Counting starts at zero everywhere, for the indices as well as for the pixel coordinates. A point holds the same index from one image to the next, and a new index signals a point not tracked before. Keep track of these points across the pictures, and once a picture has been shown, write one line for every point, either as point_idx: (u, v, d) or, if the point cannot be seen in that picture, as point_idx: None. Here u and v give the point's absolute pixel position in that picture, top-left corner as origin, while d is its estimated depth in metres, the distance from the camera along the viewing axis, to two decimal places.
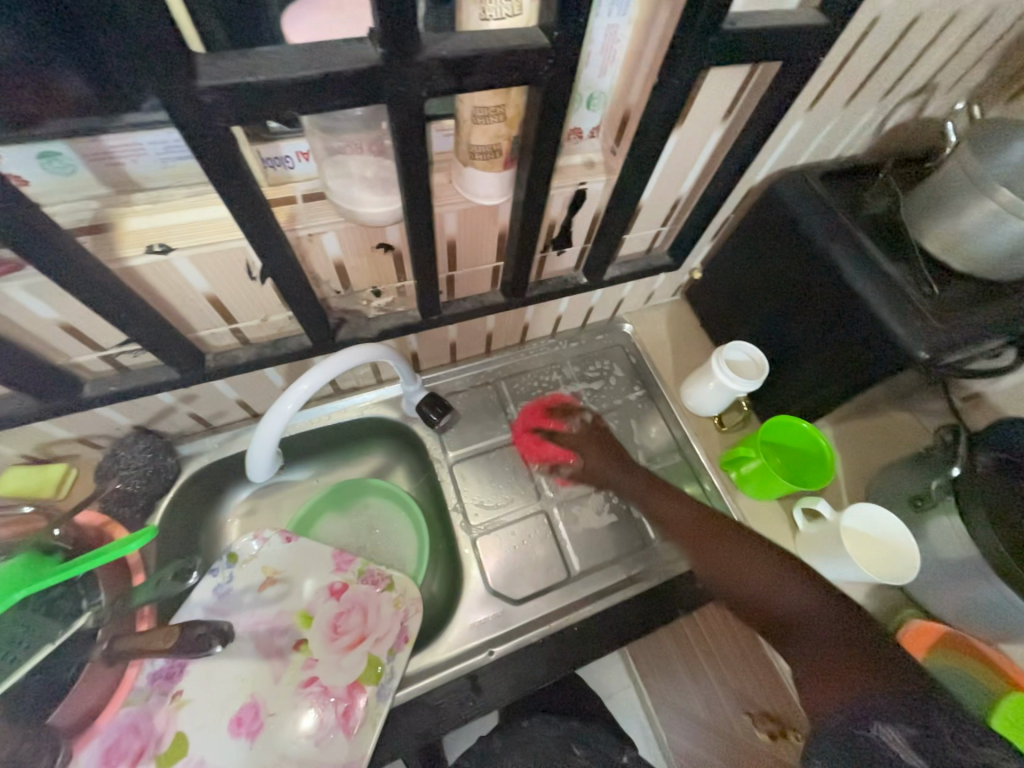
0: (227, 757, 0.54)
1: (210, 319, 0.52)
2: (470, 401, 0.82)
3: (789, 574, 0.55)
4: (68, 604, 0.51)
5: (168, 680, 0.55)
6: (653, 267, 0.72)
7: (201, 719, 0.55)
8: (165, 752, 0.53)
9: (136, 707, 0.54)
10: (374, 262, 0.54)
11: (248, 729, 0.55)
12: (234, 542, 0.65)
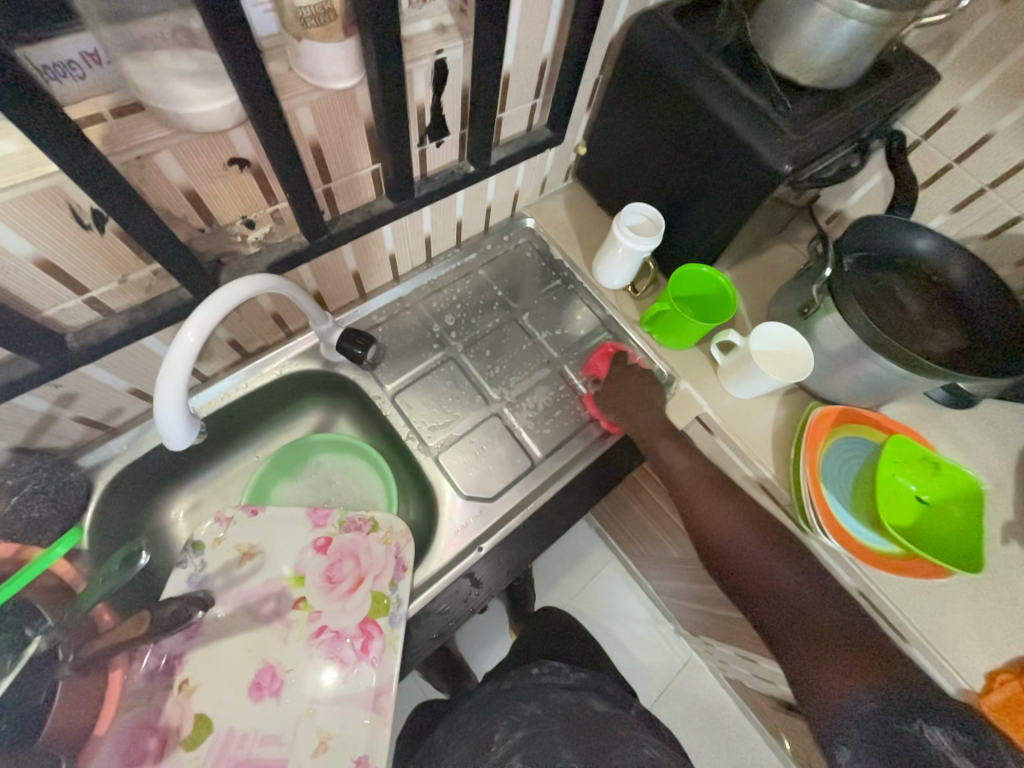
0: (256, 719, 0.53)
1: (53, 292, 0.44)
2: (392, 332, 0.79)
3: (793, 562, 0.59)
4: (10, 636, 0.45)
5: (168, 674, 0.54)
6: (537, 145, 0.71)
7: (217, 695, 0.54)
8: (189, 735, 0.52)
9: (141, 708, 0.52)
10: (232, 186, 0.47)
11: (270, 689, 0.55)
12: (195, 531, 0.61)
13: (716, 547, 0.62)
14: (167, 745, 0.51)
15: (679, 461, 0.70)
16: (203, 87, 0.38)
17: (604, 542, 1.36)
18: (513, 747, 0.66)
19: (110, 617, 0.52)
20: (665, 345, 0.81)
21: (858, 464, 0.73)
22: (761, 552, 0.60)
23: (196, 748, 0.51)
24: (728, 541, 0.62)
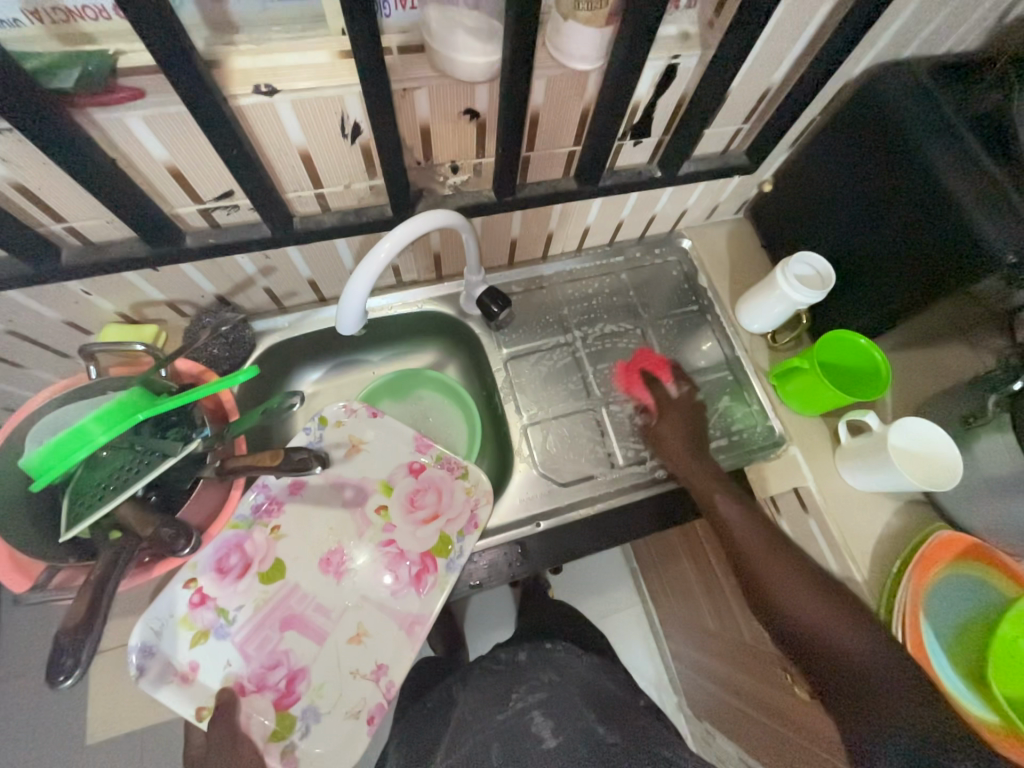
0: (317, 586, 0.61)
1: (300, 180, 0.54)
2: (524, 303, 0.83)
3: (836, 614, 0.56)
4: (183, 428, 0.56)
5: (267, 514, 0.63)
6: (727, 168, 0.71)
7: (296, 551, 0.62)
8: (266, 570, 0.60)
9: (241, 531, 0.61)
10: (458, 131, 0.54)
11: (335, 568, 0.62)
12: (324, 408, 0.70)
13: (776, 589, 0.59)
14: (249, 568, 0.60)
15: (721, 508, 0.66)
16: (475, 43, 0.44)
17: (636, 584, 1.32)
18: (534, 702, 0.69)
19: (244, 448, 0.59)
20: (788, 405, 0.77)
21: (971, 604, 0.63)
22: (792, 581, 0.59)
23: (269, 585, 0.60)
24: (783, 600, 0.58)
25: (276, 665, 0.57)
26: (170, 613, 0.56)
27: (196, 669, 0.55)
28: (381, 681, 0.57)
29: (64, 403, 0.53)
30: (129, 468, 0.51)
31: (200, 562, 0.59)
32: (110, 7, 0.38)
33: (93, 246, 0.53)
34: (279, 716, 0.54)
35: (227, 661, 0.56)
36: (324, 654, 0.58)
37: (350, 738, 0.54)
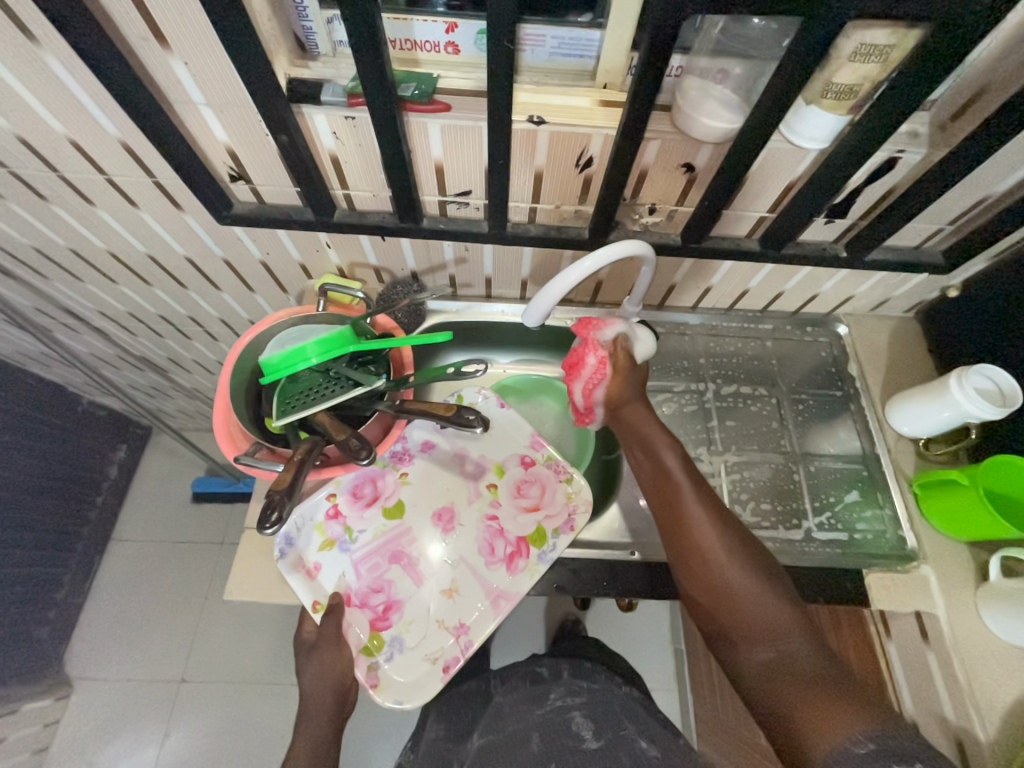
0: (426, 535, 0.67)
1: (525, 193, 0.64)
2: (664, 344, 0.86)
3: (765, 589, 0.55)
4: (373, 366, 0.67)
5: (399, 460, 0.71)
6: (917, 264, 0.70)
7: (416, 498, 0.69)
8: (389, 506, 0.68)
9: (377, 468, 0.69)
10: (670, 179, 0.60)
11: (443, 524, 0.68)
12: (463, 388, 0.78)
13: (702, 549, 0.58)
14: (376, 500, 0.68)
15: (647, 460, 0.66)
16: (722, 111, 0.51)
17: (676, 666, 1.26)
18: (572, 704, 0.72)
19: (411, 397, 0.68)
20: (929, 520, 0.71)
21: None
22: (744, 576, 0.56)
23: (388, 520, 0.67)
24: (710, 561, 0.57)
25: (379, 590, 0.63)
26: (311, 516, 0.65)
27: (318, 570, 0.63)
28: (461, 639, 0.61)
29: (298, 323, 0.66)
30: (326, 387, 0.62)
31: (343, 482, 0.67)
32: (442, 43, 0.51)
33: (355, 211, 0.67)
34: (372, 635, 0.61)
35: (343, 572, 0.64)
36: (419, 595, 0.64)
37: (424, 679, 0.59)
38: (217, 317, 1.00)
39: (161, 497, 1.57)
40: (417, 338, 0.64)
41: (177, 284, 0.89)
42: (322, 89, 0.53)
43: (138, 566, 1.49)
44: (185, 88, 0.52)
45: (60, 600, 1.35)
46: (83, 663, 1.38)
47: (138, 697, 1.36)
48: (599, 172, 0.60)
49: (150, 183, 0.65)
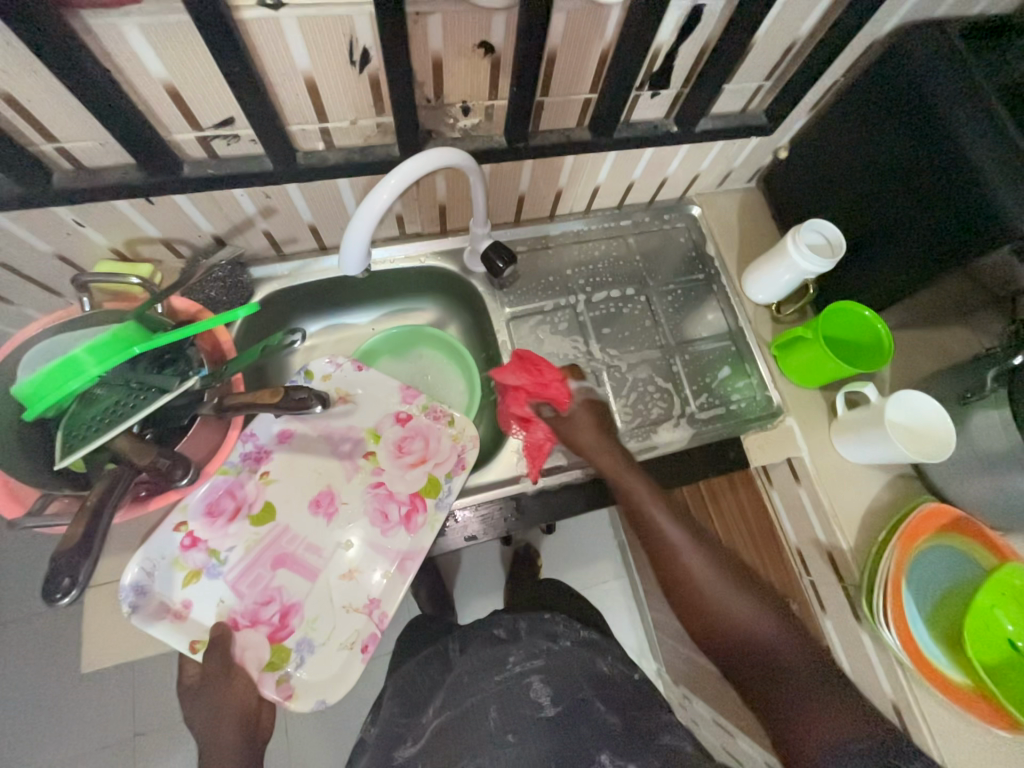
0: (309, 527, 0.61)
1: (305, 112, 0.52)
2: (528, 264, 0.81)
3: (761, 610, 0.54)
4: (181, 365, 0.55)
5: (256, 460, 0.62)
6: (746, 128, 0.69)
7: (286, 495, 0.62)
8: (256, 513, 0.60)
9: (231, 476, 0.61)
10: (471, 67, 0.51)
11: (325, 509, 0.62)
12: (310, 362, 0.68)
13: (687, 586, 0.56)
14: (239, 512, 0.60)
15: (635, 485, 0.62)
16: None
17: (621, 557, 1.36)
18: (532, 669, 0.66)
19: (242, 388, 0.58)
20: (788, 377, 0.78)
21: (938, 567, 0.65)
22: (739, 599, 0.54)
23: (259, 526, 0.60)
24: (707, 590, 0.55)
25: (269, 600, 0.58)
26: (162, 555, 0.57)
27: (190, 607, 0.56)
28: (374, 614, 0.58)
29: (55, 334, 0.51)
30: (122, 403, 0.50)
31: (190, 505, 0.58)
32: None
33: (88, 172, 0.51)
34: (275, 648, 0.56)
35: (221, 598, 0.57)
36: (317, 590, 0.59)
37: (343, 668, 0.56)
38: None
39: None
40: (223, 317, 0.53)
41: None
42: None
43: None
44: None
45: None
46: None
47: None
48: (384, 70, 0.49)
49: None
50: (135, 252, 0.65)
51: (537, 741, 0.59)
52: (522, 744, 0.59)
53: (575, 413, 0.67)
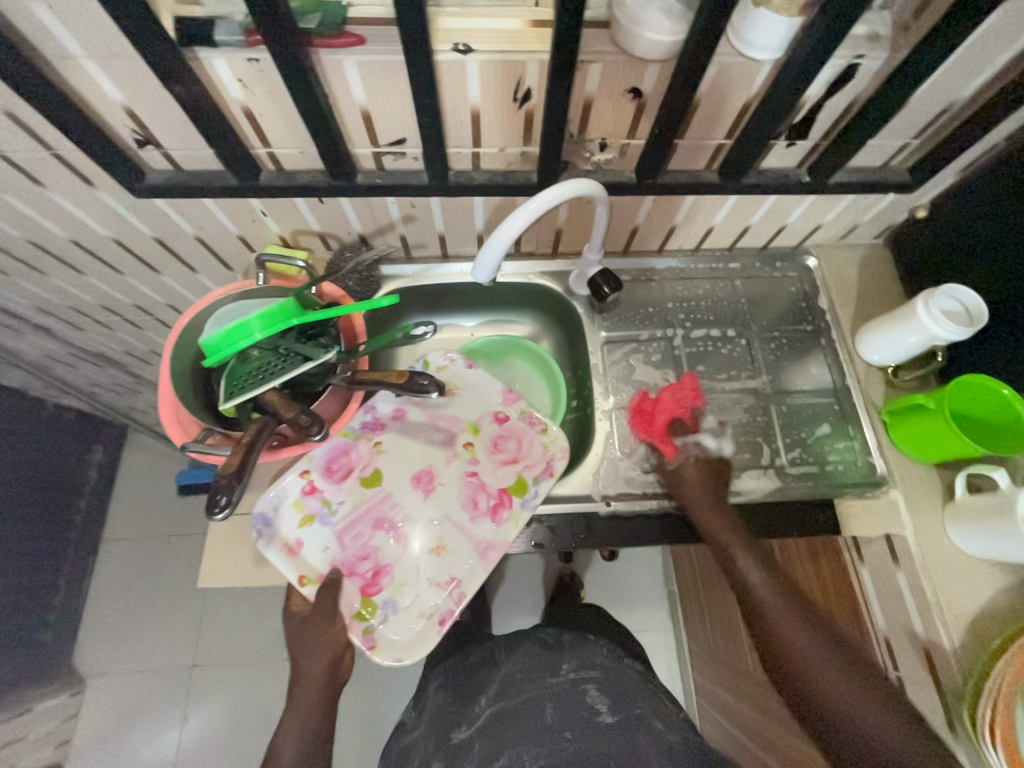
0: (407, 499, 0.67)
1: (464, 138, 0.59)
2: (630, 293, 0.83)
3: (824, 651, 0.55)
4: (323, 340, 0.63)
5: (373, 430, 0.69)
6: (884, 185, 0.67)
7: (393, 466, 0.68)
8: (366, 476, 0.67)
9: (350, 440, 0.68)
10: (618, 109, 0.56)
11: (424, 486, 0.67)
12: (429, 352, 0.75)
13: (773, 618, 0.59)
14: (352, 472, 0.67)
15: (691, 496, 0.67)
16: (664, 22, 0.46)
17: (670, 608, 1.30)
18: (586, 678, 0.67)
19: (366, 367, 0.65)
20: (897, 446, 0.72)
21: None
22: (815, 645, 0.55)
23: (367, 489, 0.67)
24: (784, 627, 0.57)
25: (366, 556, 0.64)
26: (286, 495, 0.64)
27: (301, 545, 0.63)
28: (454, 592, 0.62)
29: (235, 301, 0.62)
30: (275, 364, 0.59)
31: (315, 457, 0.66)
32: None
33: (284, 172, 0.62)
34: (364, 601, 0.62)
35: (326, 544, 0.64)
36: (406, 557, 0.64)
37: (421, 636, 0.60)
38: (166, 303, 0.94)
39: (147, 495, 1.55)
40: (364, 304, 0.61)
41: (112, 270, 0.83)
42: (214, 27, 0.46)
43: (132, 564, 1.49)
44: (60, 39, 0.46)
45: (59, 602, 1.36)
46: (93, 660, 1.40)
47: (151, 686, 1.39)
48: (540, 106, 0.55)
49: (50, 157, 0.59)
50: (296, 241, 0.76)
51: (593, 741, 0.60)
52: (579, 741, 0.61)
53: (681, 468, 0.70)
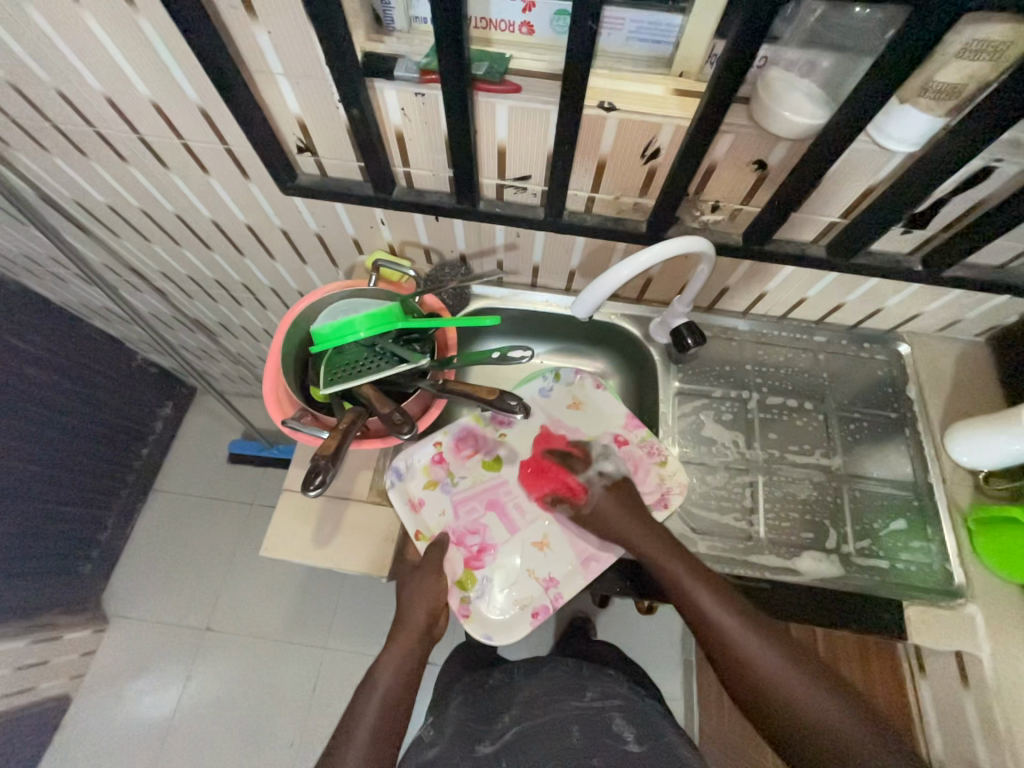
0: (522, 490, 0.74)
1: (586, 181, 0.63)
2: (709, 349, 0.83)
3: (757, 638, 0.62)
4: (418, 345, 0.68)
5: (500, 422, 0.77)
6: (1000, 285, 0.65)
7: (513, 457, 0.76)
8: (489, 461, 0.75)
9: (479, 426, 0.76)
10: (740, 176, 0.58)
11: (538, 482, 0.74)
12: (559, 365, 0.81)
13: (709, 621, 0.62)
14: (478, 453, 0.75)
15: (613, 516, 0.69)
16: (807, 106, 0.48)
17: (684, 676, 1.27)
18: (613, 707, 0.72)
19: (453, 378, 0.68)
20: (980, 558, 0.68)
21: None
22: (746, 631, 0.62)
23: (487, 472, 0.74)
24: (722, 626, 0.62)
25: (474, 531, 0.71)
26: (420, 459, 0.73)
27: (423, 504, 0.71)
28: (550, 590, 0.68)
29: (346, 297, 0.68)
30: (373, 360, 0.63)
31: (450, 432, 0.75)
32: (521, 23, 0.51)
33: (413, 189, 0.68)
34: (467, 571, 0.69)
35: (443, 510, 0.72)
36: (511, 542, 0.71)
37: (514, 619, 0.67)
38: (269, 285, 1.03)
39: (201, 455, 1.65)
40: (464, 320, 0.64)
41: (235, 250, 0.92)
42: (396, 63, 0.54)
43: (173, 518, 1.57)
44: (266, 58, 0.53)
45: (104, 539, 1.45)
46: (119, 601, 1.48)
47: (166, 639, 1.44)
48: (665, 164, 0.58)
49: (221, 149, 0.67)
50: (403, 250, 0.82)
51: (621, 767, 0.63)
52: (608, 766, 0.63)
53: (598, 506, 0.71)
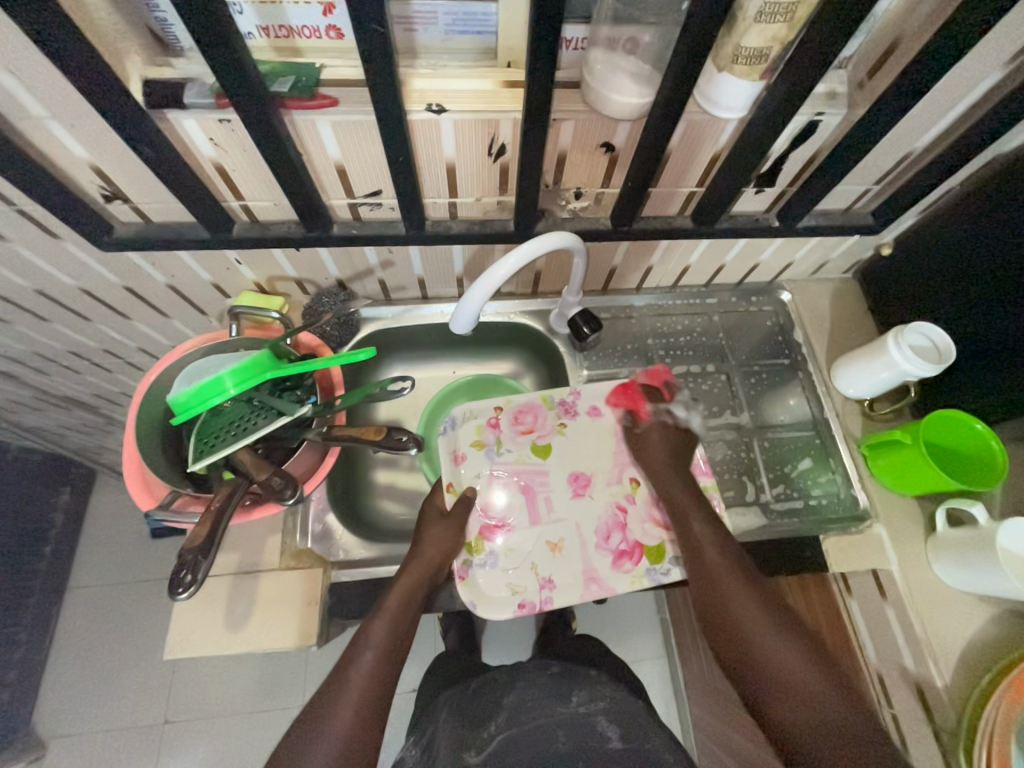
0: (560, 486, 0.69)
1: (441, 187, 0.59)
2: (611, 331, 0.84)
3: (746, 593, 0.57)
4: (298, 392, 0.62)
5: (566, 409, 0.72)
6: (850, 227, 0.69)
7: (569, 453, 0.71)
8: (542, 446, 0.70)
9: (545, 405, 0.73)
10: (592, 161, 0.57)
11: (579, 485, 0.69)
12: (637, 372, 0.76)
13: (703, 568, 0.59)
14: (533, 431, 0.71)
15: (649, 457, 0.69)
16: (632, 85, 0.47)
17: (663, 636, 1.31)
18: (599, 708, 0.65)
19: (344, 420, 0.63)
20: (878, 479, 0.73)
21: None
22: (738, 585, 0.57)
23: (533, 455, 0.70)
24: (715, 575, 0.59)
25: (500, 503, 0.68)
26: (476, 416, 0.71)
27: (462, 460, 0.69)
28: (545, 589, 0.64)
29: (203, 355, 0.60)
30: (246, 420, 0.57)
31: (513, 402, 0.72)
32: (321, 28, 0.46)
33: (257, 222, 0.61)
34: (478, 538, 0.66)
35: (479, 474, 0.69)
36: (531, 531, 0.66)
37: (505, 600, 0.63)
38: (137, 346, 0.92)
39: (115, 539, 1.48)
40: (341, 358, 0.59)
41: (80, 318, 0.80)
42: (185, 91, 0.46)
43: (97, 615, 1.40)
44: (22, 103, 0.45)
45: (15, 660, 1.26)
46: (51, 722, 1.30)
47: (117, 747, 1.29)
48: (515, 160, 0.56)
49: (13, 211, 0.57)
50: (273, 287, 0.75)
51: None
52: None
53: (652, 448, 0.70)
